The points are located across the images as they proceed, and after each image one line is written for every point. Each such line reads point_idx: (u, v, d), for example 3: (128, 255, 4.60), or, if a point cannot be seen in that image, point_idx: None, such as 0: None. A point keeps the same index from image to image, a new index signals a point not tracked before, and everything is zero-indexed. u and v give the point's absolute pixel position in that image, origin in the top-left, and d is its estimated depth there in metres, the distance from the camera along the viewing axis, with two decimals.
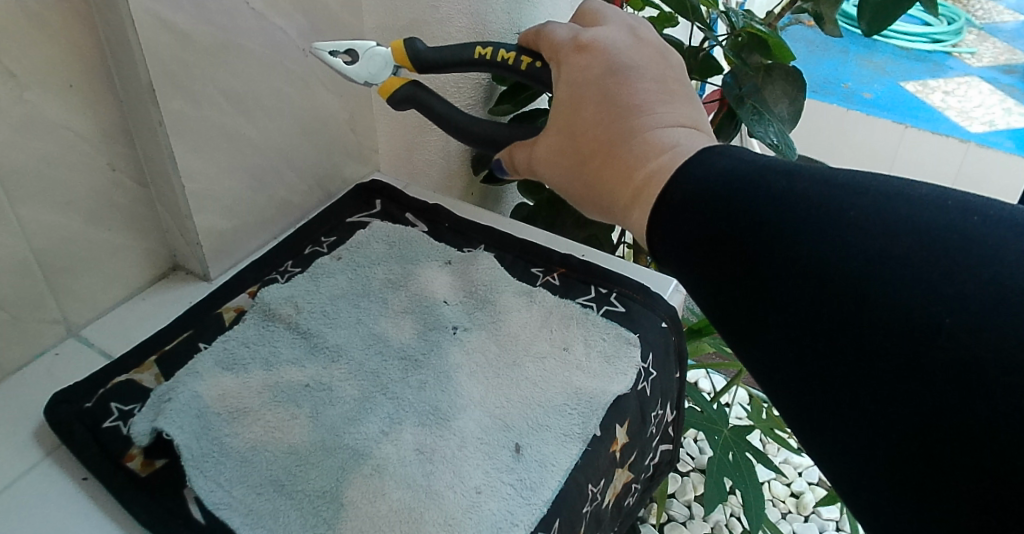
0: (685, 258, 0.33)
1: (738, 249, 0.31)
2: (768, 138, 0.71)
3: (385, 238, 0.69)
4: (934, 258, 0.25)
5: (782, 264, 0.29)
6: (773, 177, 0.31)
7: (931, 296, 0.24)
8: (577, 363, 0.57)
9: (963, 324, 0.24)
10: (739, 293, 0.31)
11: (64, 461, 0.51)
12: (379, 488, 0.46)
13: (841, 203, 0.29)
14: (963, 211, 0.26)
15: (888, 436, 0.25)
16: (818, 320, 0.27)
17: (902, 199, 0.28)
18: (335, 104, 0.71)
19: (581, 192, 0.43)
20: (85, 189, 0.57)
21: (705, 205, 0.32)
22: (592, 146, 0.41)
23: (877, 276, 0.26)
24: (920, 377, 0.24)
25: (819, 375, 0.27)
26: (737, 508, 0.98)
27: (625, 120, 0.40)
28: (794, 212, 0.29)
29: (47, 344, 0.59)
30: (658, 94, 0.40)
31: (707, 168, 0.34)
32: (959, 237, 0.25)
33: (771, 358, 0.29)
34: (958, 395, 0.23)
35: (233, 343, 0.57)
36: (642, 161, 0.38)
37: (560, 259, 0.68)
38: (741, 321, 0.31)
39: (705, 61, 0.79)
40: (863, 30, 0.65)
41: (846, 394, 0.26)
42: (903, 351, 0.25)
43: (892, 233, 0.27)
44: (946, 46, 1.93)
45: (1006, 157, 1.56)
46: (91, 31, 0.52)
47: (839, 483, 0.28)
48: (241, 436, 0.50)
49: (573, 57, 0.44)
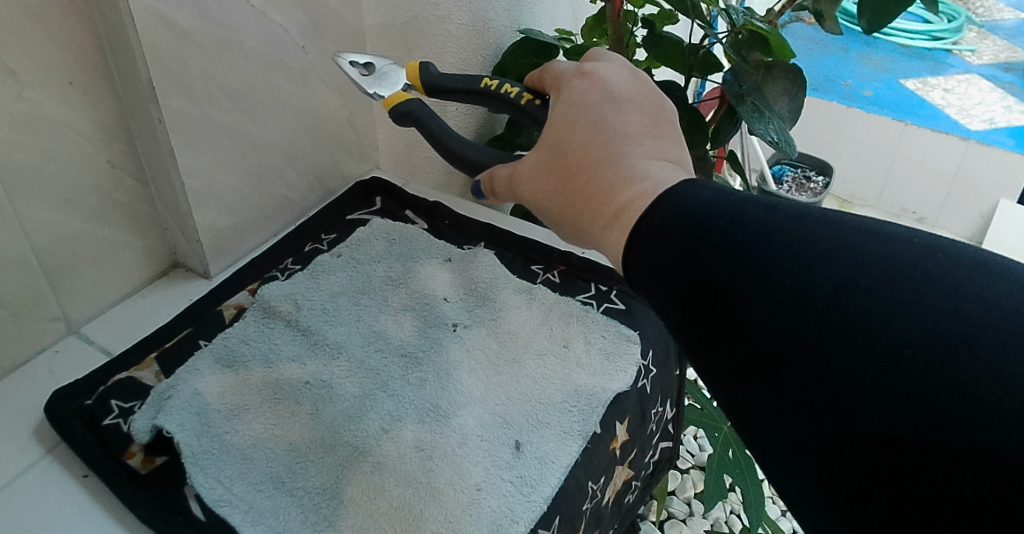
0: (643, 273, 0.30)
1: (697, 270, 0.28)
2: (768, 136, 0.71)
3: (386, 235, 0.69)
4: (900, 285, 0.23)
5: (742, 288, 0.26)
6: (736, 200, 0.29)
7: (895, 326, 0.22)
8: (577, 361, 0.57)
9: (925, 357, 0.22)
10: (700, 316, 0.27)
11: (64, 458, 0.51)
12: (379, 484, 0.47)
13: (809, 231, 0.26)
14: (928, 250, 0.25)
15: (848, 472, 0.23)
16: (778, 347, 0.25)
17: (869, 232, 0.26)
18: (335, 101, 0.71)
19: (561, 217, 0.39)
20: (85, 186, 0.57)
21: (670, 226, 0.29)
22: (577, 167, 0.37)
23: (843, 302, 0.24)
24: (880, 410, 0.22)
25: (773, 404, 0.25)
26: (737, 505, 0.99)
27: (614, 145, 0.37)
28: (775, 217, 0.27)
29: (47, 342, 0.59)
30: (645, 125, 0.38)
31: (686, 192, 0.31)
32: (923, 272, 0.23)
33: (723, 381, 0.27)
34: (920, 428, 0.21)
35: (233, 340, 0.57)
36: (624, 187, 0.34)
37: (560, 256, 0.68)
38: (694, 342, 0.28)
39: (705, 59, 0.78)
40: (864, 29, 0.65)
41: (804, 426, 0.24)
42: (863, 383, 0.22)
43: (858, 259, 0.24)
44: (947, 43, 1.93)
45: (1006, 155, 1.56)
46: (91, 28, 0.52)
47: (798, 506, 0.25)
48: (241, 434, 0.50)
49: (574, 81, 0.41)
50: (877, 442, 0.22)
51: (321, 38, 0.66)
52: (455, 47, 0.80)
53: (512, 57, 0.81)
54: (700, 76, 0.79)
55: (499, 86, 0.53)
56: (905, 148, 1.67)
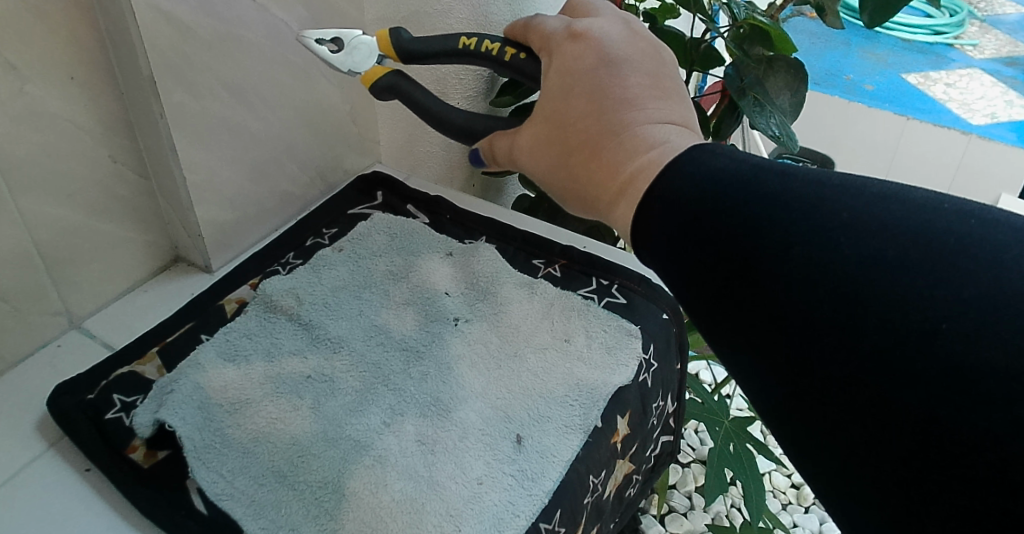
0: (664, 256, 0.31)
1: (721, 250, 0.28)
2: (768, 130, 0.72)
3: (386, 230, 0.69)
4: (929, 255, 0.23)
5: (768, 266, 0.26)
6: (752, 170, 0.29)
7: (929, 301, 0.22)
8: (578, 355, 0.57)
9: (962, 330, 0.22)
10: (721, 293, 0.28)
11: (66, 452, 0.51)
12: (381, 478, 0.47)
13: (830, 203, 0.26)
14: (958, 215, 0.24)
15: (880, 448, 0.23)
16: (799, 321, 0.25)
17: (896, 199, 0.26)
18: (335, 95, 0.71)
19: (564, 184, 0.41)
20: (85, 180, 0.57)
21: (687, 203, 0.30)
22: (583, 135, 0.38)
23: (873, 273, 0.24)
24: (908, 384, 0.22)
25: (798, 383, 0.25)
26: (737, 498, 1.00)
27: (613, 115, 0.37)
28: (789, 201, 0.27)
29: (49, 336, 0.59)
30: (649, 90, 0.38)
31: (700, 160, 0.32)
32: (955, 241, 0.23)
33: (754, 363, 0.27)
34: (955, 402, 0.21)
35: (234, 335, 0.57)
36: (629, 160, 0.36)
37: (561, 251, 0.68)
38: (717, 322, 0.29)
39: (706, 53, 0.78)
40: (865, 22, 0.64)
41: (832, 404, 0.24)
42: (897, 354, 0.23)
43: (887, 225, 0.25)
44: (948, 37, 1.92)
45: (1007, 149, 1.56)
46: (91, 21, 0.52)
47: (823, 482, 0.26)
48: (242, 428, 0.50)
49: (568, 42, 0.41)
50: (905, 417, 0.22)
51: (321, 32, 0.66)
52: None
53: None
54: (701, 70, 0.79)
55: (477, 44, 0.51)
56: (906, 143, 1.67)
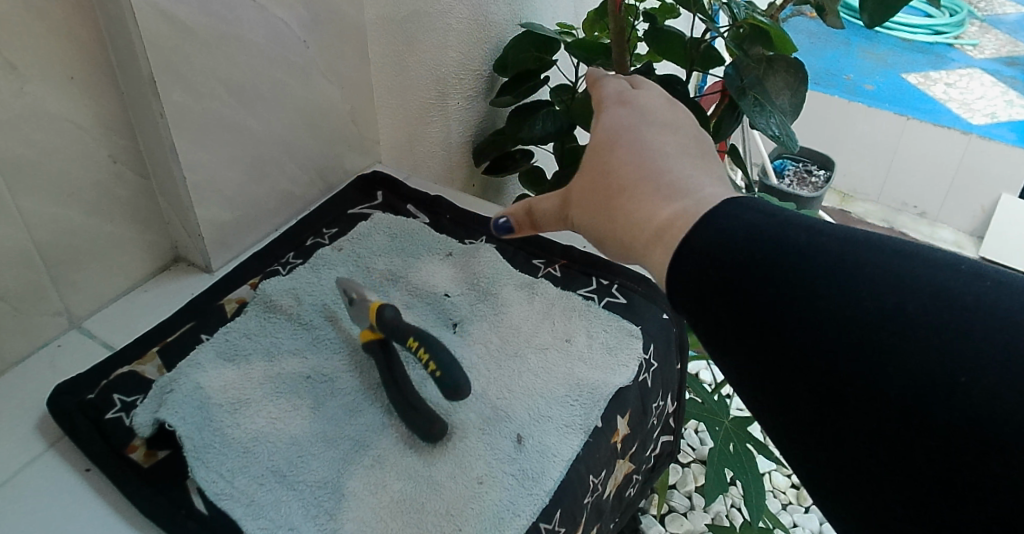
0: (684, 297, 0.31)
1: (749, 300, 0.28)
2: (769, 130, 0.71)
3: (387, 230, 0.69)
4: (952, 311, 0.24)
5: (797, 317, 0.26)
6: (778, 220, 0.30)
7: (953, 354, 0.23)
8: (578, 355, 0.57)
9: (981, 385, 0.22)
10: (745, 338, 0.28)
11: (67, 452, 0.51)
12: (380, 479, 0.47)
13: (856, 257, 0.27)
14: (973, 275, 0.25)
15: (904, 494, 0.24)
16: (828, 367, 0.25)
17: (916, 256, 0.26)
18: (335, 95, 0.71)
19: (608, 236, 0.40)
20: (85, 180, 0.57)
21: (714, 249, 0.30)
22: (624, 183, 0.38)
23: (901, 328, 0.24)
24: (934, 436, 0.23)
25: (824, 429, 0.26)
26: (737, 498, 1.00)
27: (655, 167, 0.37)
28: (817, 253, 0.27)
29: (49, 336, 0.59)
30: (689, 150, 0.38)
31: (729, 212, 0.31)
32: (975, 298, 0.24)
33: (778, 409, 0.28)
34: (975, 455, 0.22)
35: (234, 335, 0.57)
36: (665, 204, 0.35)
37: (561, 251, 0.68)
38: (739, 365, 0.29)
39: (705, 52, 0.78)
40: (865, 23, 0.64)
41: (859, 452, 0.25)
42: (921, 406, 0.23)
43: (901, 280, 0.25)
44: (947, 37, 1.91)
45: (1008, 149, 1.56)
46: (92, 21, 0.52)
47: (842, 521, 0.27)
48: (241, 428, 0.50)
49: (617, 106, 0.43)
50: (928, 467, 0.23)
51: (321, 32, 0.66)
52: (455, 42, 0.80)
53: (515, 50, 0.83)
54: (702, 70, 0.79)
55: None
56: (906, 143, 1.67)
